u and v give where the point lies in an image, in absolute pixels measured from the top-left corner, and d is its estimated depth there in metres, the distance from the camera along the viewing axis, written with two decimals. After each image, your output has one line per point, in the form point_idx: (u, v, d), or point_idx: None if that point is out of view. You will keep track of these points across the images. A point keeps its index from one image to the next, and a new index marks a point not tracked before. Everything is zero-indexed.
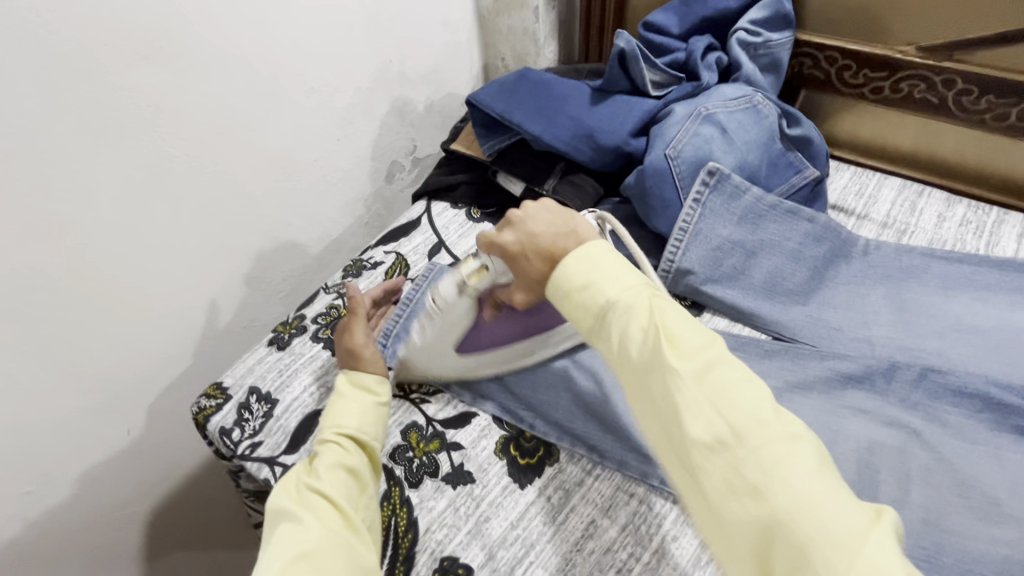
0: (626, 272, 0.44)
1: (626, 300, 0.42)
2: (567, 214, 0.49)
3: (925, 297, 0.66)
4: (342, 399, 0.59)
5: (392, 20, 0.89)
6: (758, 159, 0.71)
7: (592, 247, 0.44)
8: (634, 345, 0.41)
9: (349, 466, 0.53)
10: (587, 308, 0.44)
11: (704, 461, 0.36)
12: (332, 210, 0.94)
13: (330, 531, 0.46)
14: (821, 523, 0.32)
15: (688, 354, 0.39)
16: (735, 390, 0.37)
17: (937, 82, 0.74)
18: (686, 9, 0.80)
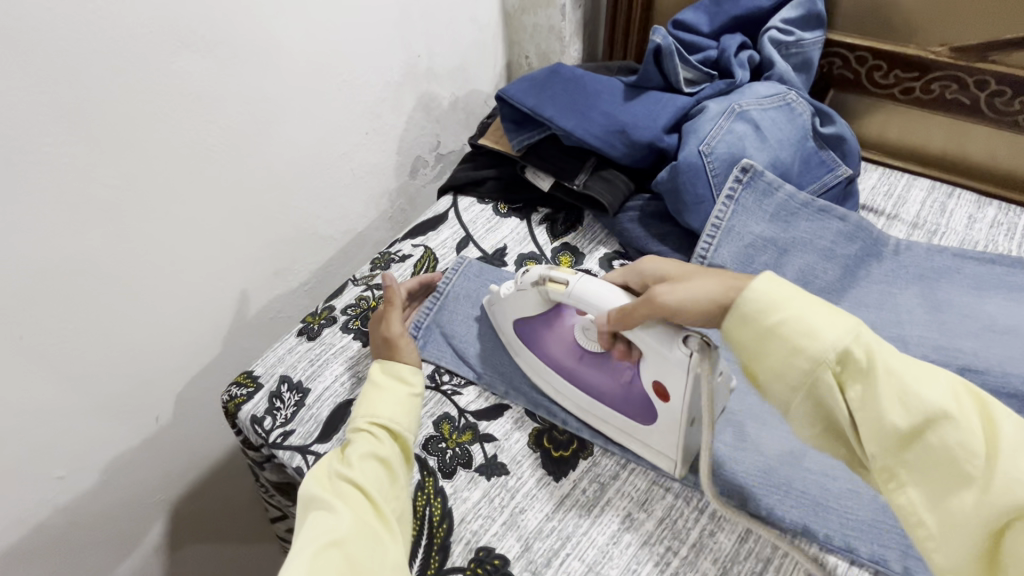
0: (812, 305, 0.43)
1: (843, 346, 0.40)
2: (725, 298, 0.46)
3: (959, 298, 0.66)
4: (376, 387, 0.59)
5: (422, 15, 0.90)
6: (790, 156, 0.71)
7: (771, 282, 0.44)
8: (860, 392, 0.40)
9: (380, 456, 0.53)
10: (777, 358, 0.42)
11: (930, 477, 0.38)
12: (358, 204, 0.94)
13: (360, 521, 0.48)
14: (1011, 473, 0.35)
15: (929, 392, 0.39)
16: (906, 377, 0.40)
17: (970, 83, 0.75)
18: (717, 8, 0.80)
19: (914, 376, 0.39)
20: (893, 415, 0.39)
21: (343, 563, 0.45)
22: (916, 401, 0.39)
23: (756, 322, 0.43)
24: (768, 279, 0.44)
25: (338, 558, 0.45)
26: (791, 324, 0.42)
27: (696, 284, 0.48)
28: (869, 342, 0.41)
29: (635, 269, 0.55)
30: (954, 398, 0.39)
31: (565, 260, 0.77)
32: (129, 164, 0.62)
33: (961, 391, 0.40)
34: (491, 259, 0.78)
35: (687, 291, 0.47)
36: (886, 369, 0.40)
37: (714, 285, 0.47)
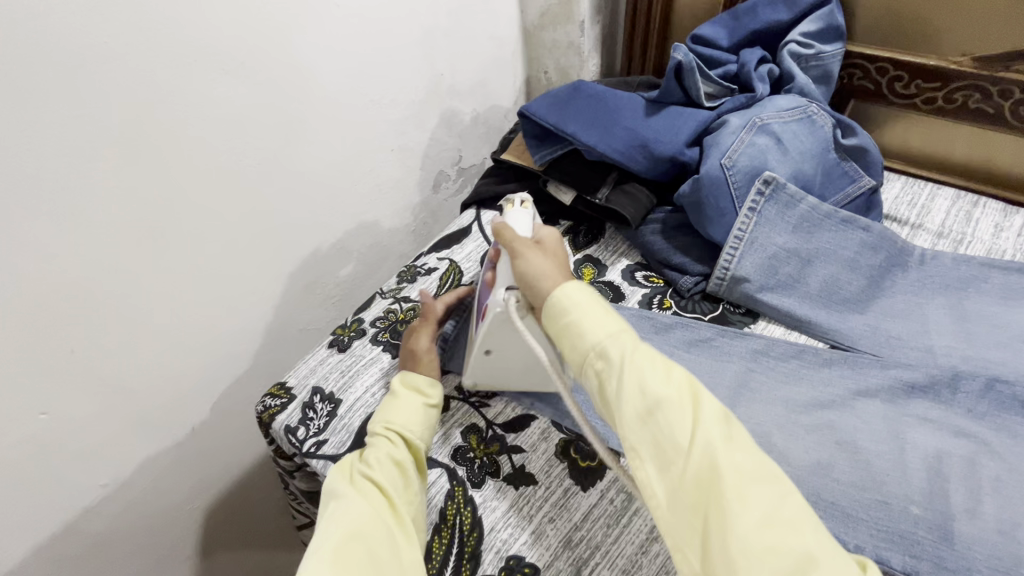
0: (602, 318, 0.49)
1: (601, 340, 0.47)
2: (536, 279, 0.52)
3: (987, 307, 0.66)
4: (396, 398, 0.62)
5: (445, 36, 0.92)
6: (812, 168, 0.71)
7: (579, 290, 0.50)
8: (611, 381, 0.46)
9: (398, 459, 0.57)
10: (568, 344, 0.49)
11: (660, 457, 0.43)
12: (383, 218, 0.97)
13: (379, 517, 0.52)
14: (732, 466, 0.40)
15: (658, 382, 0.44)
16: (648, 374, 0.44)
17: (993, 92, 0.74)
18: (736, 22, 0.81)
19: (653, 366, 0.45)
20: (646, 398, 0.44)
21: (364, 552, 0.48)
22: (651, 392, 0.44)
23: (546, 309, 0.50)
24: (570, 286, 0.50)
25: (358, 548, 0.48)
26: (572, 326, 0.48)
27: (531, 260, 0.54)
28: (625, 342, 0.47)
29: (539, 228, 0.62)
30: (686, 392, 0.44)
31: (588, 272, 0.78)
32: (174, 186, 0.65)
33: (694, 386, 0.45)
34: None
35: (521, 262, 0.54)
36: (632, 362, 0.45)
37: (544, 267, 0.53)
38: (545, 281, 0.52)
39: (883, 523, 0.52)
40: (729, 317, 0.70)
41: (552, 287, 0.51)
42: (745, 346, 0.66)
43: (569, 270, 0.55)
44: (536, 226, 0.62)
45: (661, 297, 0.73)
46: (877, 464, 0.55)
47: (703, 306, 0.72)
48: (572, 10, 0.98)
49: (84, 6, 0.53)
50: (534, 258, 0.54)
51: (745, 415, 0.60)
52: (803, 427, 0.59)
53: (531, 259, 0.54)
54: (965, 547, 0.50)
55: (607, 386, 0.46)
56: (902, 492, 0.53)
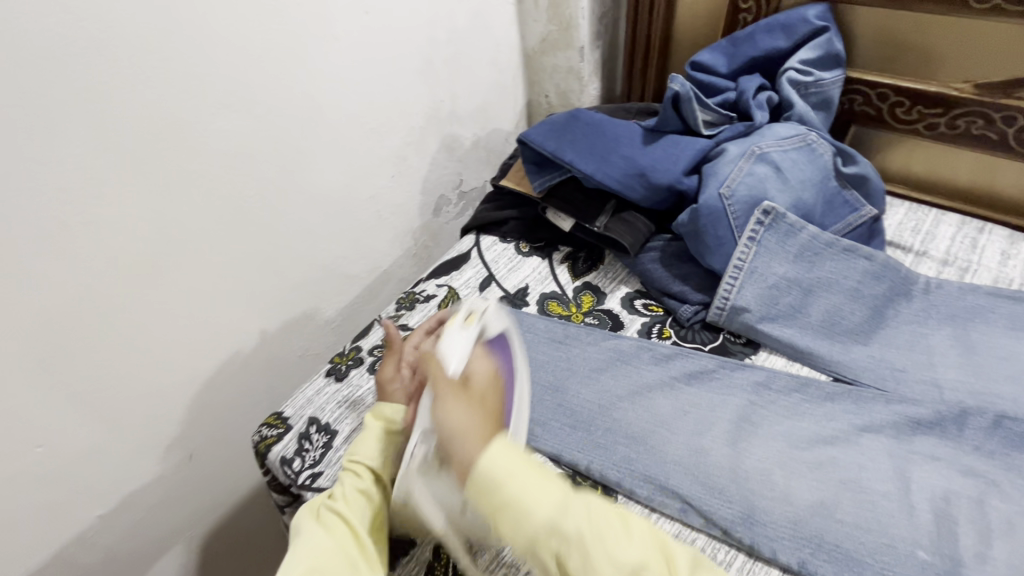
0: (543, 486, 0.43)
1: (552, 517, 0.42)
2: (456, 435, 0.45)
3: (994, 339, 0.65)
4: (365, 430, 0.62)
5: (445, 63, 0.93)
6: (813, 197, 0.71)
7: (503, 451, 0.43)
8: (574, 557, 0.42)
9: (363, 491, 0.57)
10: (508, 524, 0.42)
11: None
12: (384, 243, 0.98)
13: (341, 550, 0.52)
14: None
15: (626, 553, 0.43)
16: (610, 534, 0.43)
17: (997, 119, 0.73)
18: (734, 49, 0.81)
19: (616, 531, 0.44)
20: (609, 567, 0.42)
21: None
22: (615, 559, 0.42)
23: (472, 485, 0.43)
24: (490, 456, 0.43)
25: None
26: (511, 505, 0.42)
27: (451, 415, 0.46)
28: (577, 509, 0.44)
29: (474, 360, 0.54)
30: (650, 549, 0.44)
31: (586, 300, 0.77)
32: (173, 217, 0.66)
33: (655, 539, 0.45)
34: (513, 299, 0.79)
35: (438, 415, 0.46)
36: (592, 530, 0.43)
37: (466, 418, 0.46)
38: (466, 444, 0.44)
39: (889, 568, 0.50)
40: (729, 347, 0.69)
41: (469, 455, 0.44)
42: (746, 378, 0.65)
43: (497, 424, 0.47)
44: (475, 351, 0.55)
45: (660, 325, 0.73)
46: (882, 505, 0.53)
47: (702, 335, 0.71)
48: (572, 36, 0.99)
49: (87, 46, 0.54)
50: (453, 409, 0.46)
51: (746, 450, 0.59)
52: (805, 463, 0.57)
53: (448, 411, 0.46)
54: None
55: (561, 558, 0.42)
56: (908, 535, 0.51)
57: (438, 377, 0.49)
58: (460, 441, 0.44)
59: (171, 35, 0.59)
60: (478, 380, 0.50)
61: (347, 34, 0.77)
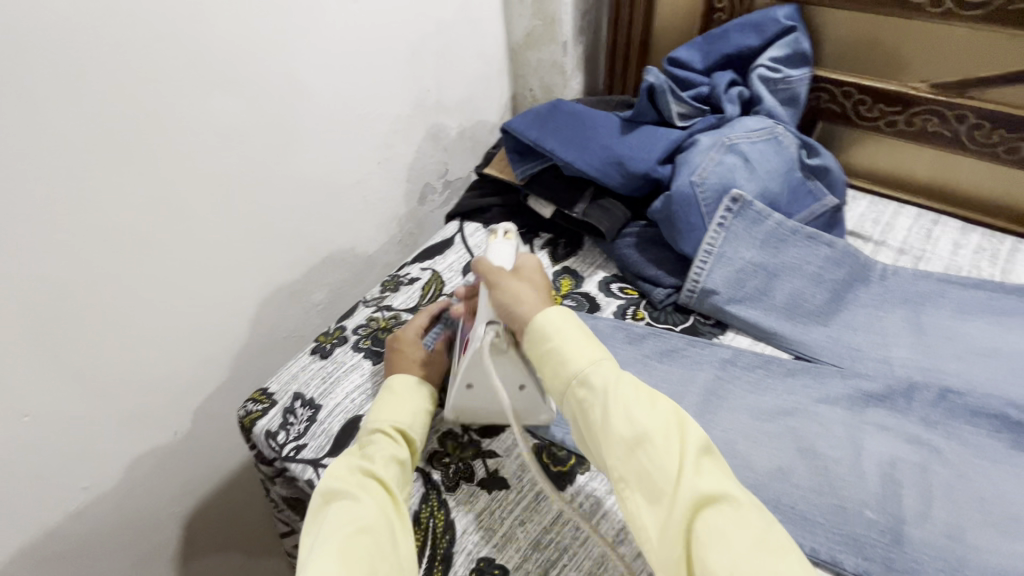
0: (580, 343, 0.51)
1: (585, 369, 0.49)
2: (511, 307, 0.55)
3: (943, 321, 0.69)
4: (403, 399, 0.63)
5: (432, 54, 0.96)
6: (778, 187, 0.75)
7: (557, 313, 0.52)
8: (591, 405, 0.48)
9: (400, 458, 0.58)
10: (552, 371, 0.51)
11: (649, 489, 0.44)
12: (369, 228, 0.99)
13: (381, 512, 0.53)
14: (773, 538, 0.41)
15: (644, 415, 0.46)
16: (630, 402, 0.47)
17: (950, 117, 0.78)
18: (709, 47, 0.85)
19: (637, 399, 0.47)
20: (628, 428, 0.46)
21: (371, 547, 0.49)
22: (632, 417, 0.46)
23: (529, 334, 0.53)
24: (552, 314, 0.53)
25: (367, 540, 0.49)
26: (627, 427, 0.46)
27: (511, 289, 0.57)
28: (657, 424, 0.46)
29: (522, 257, 0.63)
30: (669, 424, 0.46)
31: (565, 283, 0.80)
32: (163, 195, 0.67)
33: (675, 416, 0.47)
34: None
35: (500, 290, 0.57)
36: (615, 388, 0.48)
37: (521, 292, 0.56)
38: (522, 306, 0.55)
39: (839, 527, 0.54)
40: (698, 328, 0.73)
41: (532, 319, 0.53)
42: (713, 356, 0.69)
43: (548, 296, 0.58)
44: (520, 254, 0.64)
45: (635, 307, 0.76)
46: (835, 470, 0.57)
47: (674, 317, 0.74)
48: (556, 31, 1.02)
49: (82, 22, 0.55)
50: (516, 290, 0.57)
51: (712, 421, 0.62)
52: (766, 433, 0.61)
53: (507, 286, 0.57)
54: (915, 551, 0.52)
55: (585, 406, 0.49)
56: (858, 497, 0.55)
57: (495, 276, 0.59)
58: (523, 307, 0.55)
59: (163, 13, 0.60)
60: (531, 263, 0.61)
61: (337, 21, 0.79)
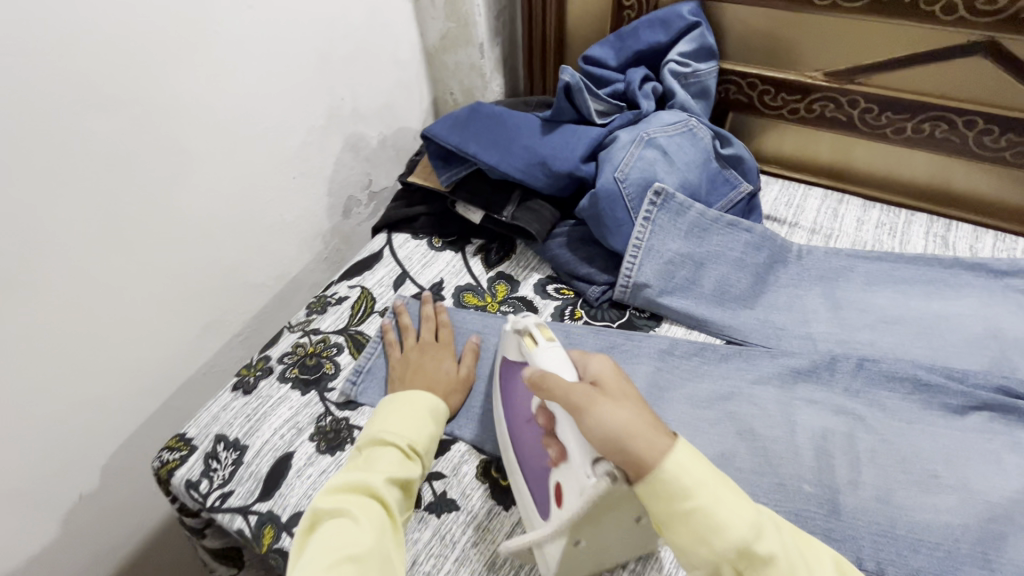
0: (674, 453, 0.42)
1: (681, 482, 0.42)
2: (617, 439, 0.43)
3: (855, 293, 0.74)
4: (410, 416, 0.59)
5: (342, 61, 0.91)
6: (697, 177, 0.76)
7: (689, 456, 0.42)
8: (688, 525, 0.41)
9: (406, 479, 0.54)
10: (691, 534, 0.41)
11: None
12: (291, 248, 0.94)
13: (380, 535, 0.48)
14: None
15: (738, 522, 0.41)
16: (725, 510, 0.41)
17: (843, 102, 0.83)
18: (621, 44, 0.87)
19: (727, 500, 0.42)
20: (726, 543, 0.40)
21: (359, 575, 0.45)
22: (722, 537, 0.40)
23: (648, 477, 0.42)
24: (679, 460, 0.42)
25: (356, 569, 0.45)
26: (703, 514, 0.41)
27: (613, 418, 0.43)
28: (763, 528, 0.42)
29: (583, 361, 0.51)
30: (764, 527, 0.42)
31: (501, 289, 0.80)
32: (36, 230, 0.60)
33: (767, 518, 0.43)
34: (430, 295, 0.80)
35: (596, 420, 0.44)
36: (712, 499, 0.41)
37: (630, 420, 0.44)
38: (635, 435, 0.43)
39: (781, 504, 0.56)
40: (635, 322, 0.74)
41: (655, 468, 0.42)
42: (651, 348, 0.70)
43: (649, 410, 0.46)
44: (576, 356, 0.52)
45: (572, 307, 0.76)
46: (772, 449, 0.59)
47: (610, 313, 0.75)
48: (471, 33, 1.00)
49: None
50: (621, 417, 0.44)
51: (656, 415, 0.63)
52: (706, 420, 0.62)
53: (607, 413, 0.44)
54: (850, 518, 0.54)
55: (673, 526, 0.42)
56: (795, 472, 0.57)
57: (571, 394, 0.46)
58: (647, 451, 0.42)
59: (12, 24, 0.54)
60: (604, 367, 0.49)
61: (232, 30, 0.73)
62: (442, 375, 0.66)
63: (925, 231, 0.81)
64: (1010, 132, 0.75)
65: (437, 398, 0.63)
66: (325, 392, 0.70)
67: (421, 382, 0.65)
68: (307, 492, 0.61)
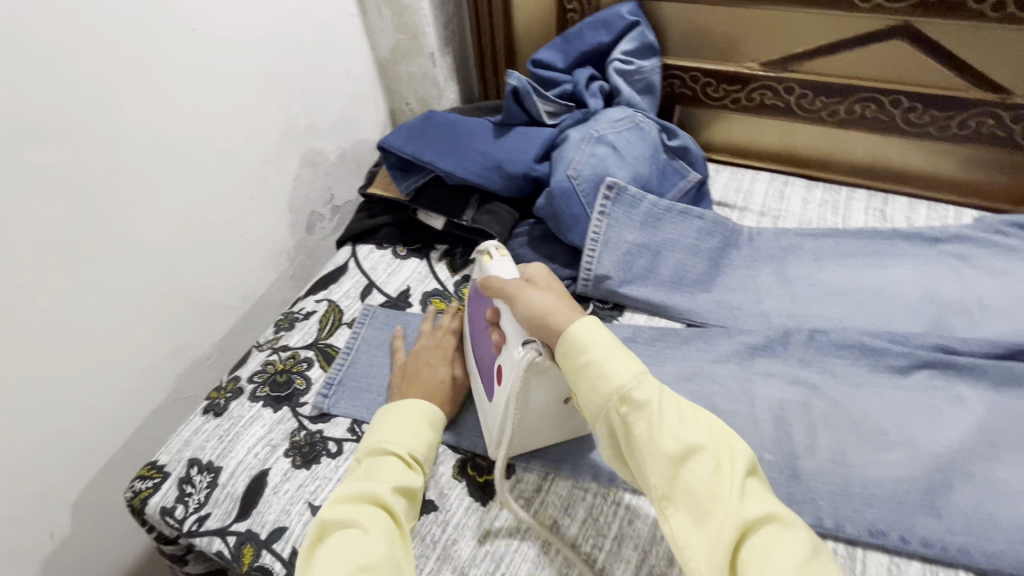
0: (621, 362, 0.48)
1: (626, 385, 0.46)
2: (541, 315, 0.52)
3: (803, 269, 0.77)
4: (412, 422, 0.59)
5: (293, 78, 0.92)
6: (648, 170, 0.79)
7: (591, 327, 0.50)
8: (639, 424, 0.45)
9: (413, 488, 0.54)
10: (643, 439, 0.44)
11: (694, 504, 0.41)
12: (255, 268, 0.93)
13: (390, 547, 0.48)
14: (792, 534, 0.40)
15: (686, 430, 0.44)
16: (669, 418, 0.44)
17: (781, 90, 0.87)
18: (566, 46, 0.89)
19: (674, 411, 0.45)
20: (671, 447, 0.43)
21: None
22: (667, 438, 0.44)
23: (560, 345, 0.50)
24: (585, 323, 0.50)
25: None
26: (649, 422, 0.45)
27: (534, 298, 0.54)
28: (713, 442, 0.44)
29: (524, 267, 0.61)
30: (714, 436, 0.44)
31: (467, 291, 0.81)
32: None
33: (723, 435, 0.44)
34: (397, 302, 0.81)
35: (524, 303, 0.54)
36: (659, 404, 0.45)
37: (551, 301, 0.53)
38: (556, 316, 0.52)
39: None
40: (598, 313, 0.76)
41: (567, 332, 0.50)
42: (615, 337, 0.72)
43: (572, 300, 0.55)
44: (524, 269, 0.60)
45: None
46: (734, 423, 0.62)
47: None
48: (420, 43, 1.01)
49: None
50: (541, 298, 0.54)
51: None
52: None
53: (535, 297, 0.54)
54: (810, 481, 0.57)
55: (631, 434, 0.46)
56: (757, 443, 0.60)
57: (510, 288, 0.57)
58: (556, 323, 0.51)
59: None
60: (546, 274, 0.58)
61: (176, 53, 0.73)
62: (439, 384, 0.66)
63: (865, 207, 0.86)
64: (932, 109, 0.80)
65: (434, 406, 0.63)
66: (297, 408, 0.70)
67: (420, 392, 0.64)
68: (285, 507, 0.61)
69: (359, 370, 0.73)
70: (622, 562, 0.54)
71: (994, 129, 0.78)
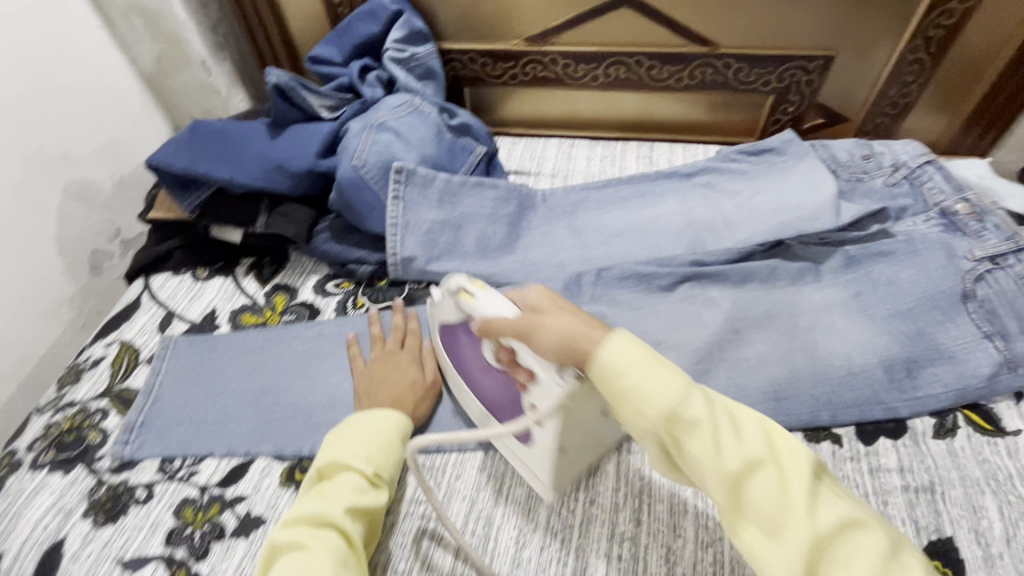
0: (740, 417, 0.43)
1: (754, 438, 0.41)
2: (578, 337, 0.46)
3: (590, 218, 0.86)
4: (379, 437, 0.56)
5: (28, 104, 0.81)
6: (434, 150, 0.82)
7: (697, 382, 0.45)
8: (767, 477, 0.40)
9: (369, 506, 0.51)
10: (775, 490, 0.39)
11: (765, 521, 0.39)
12: (26, 325, 0.81)
13: (338, 566, 0.46)
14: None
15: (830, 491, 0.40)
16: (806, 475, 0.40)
17: (548, 62, 0.96)
18: (340, 39, 0.89)
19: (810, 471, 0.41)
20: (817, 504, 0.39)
21: None
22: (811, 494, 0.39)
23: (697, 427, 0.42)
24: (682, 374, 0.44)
25: None
26: (789, 470, 0.40)
27: (558, 324, 0.47)
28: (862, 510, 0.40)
29: (519, 296, 0.53)
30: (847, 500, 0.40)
31: (280, 300, 0.79)
32: None
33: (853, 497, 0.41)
34: (203, 326, 0.76)
35: (545, 335, 0.48)
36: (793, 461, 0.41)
37: (577, 325, 0.47)
38: (583, 340, 0.46)
39: None
40: (415, 295, 0.79)
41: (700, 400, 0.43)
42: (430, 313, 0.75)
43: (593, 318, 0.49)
44: (512, 295, 0.54)
45: (353, 298, 0.79)
46: None
47: (390, 293, 0.79)
48: (186, 52, 0.94)
49: None
50: (559, 318, 0.48)
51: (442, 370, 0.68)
52: None
53: (558, 324, 0.47)
54: None
55: (757, 486, 0.40)
56: None
57: (523, 322, 0.49)
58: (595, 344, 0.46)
59: None
60: (545, 290, 0.52)
61: None
62: (407, 383, 0.64)
63: (636, 156, 0.98)
64: (666, 65, 0.93)
65: (402, 415, 0.59)
66: (93, 463, 0.63)
67: (389, 396, 0.62)
68: (90, 571, 0.55)
69: (164, 407, 0.67)
70: (453, 517, 0.58)
71: (714, 76, 0.93)
